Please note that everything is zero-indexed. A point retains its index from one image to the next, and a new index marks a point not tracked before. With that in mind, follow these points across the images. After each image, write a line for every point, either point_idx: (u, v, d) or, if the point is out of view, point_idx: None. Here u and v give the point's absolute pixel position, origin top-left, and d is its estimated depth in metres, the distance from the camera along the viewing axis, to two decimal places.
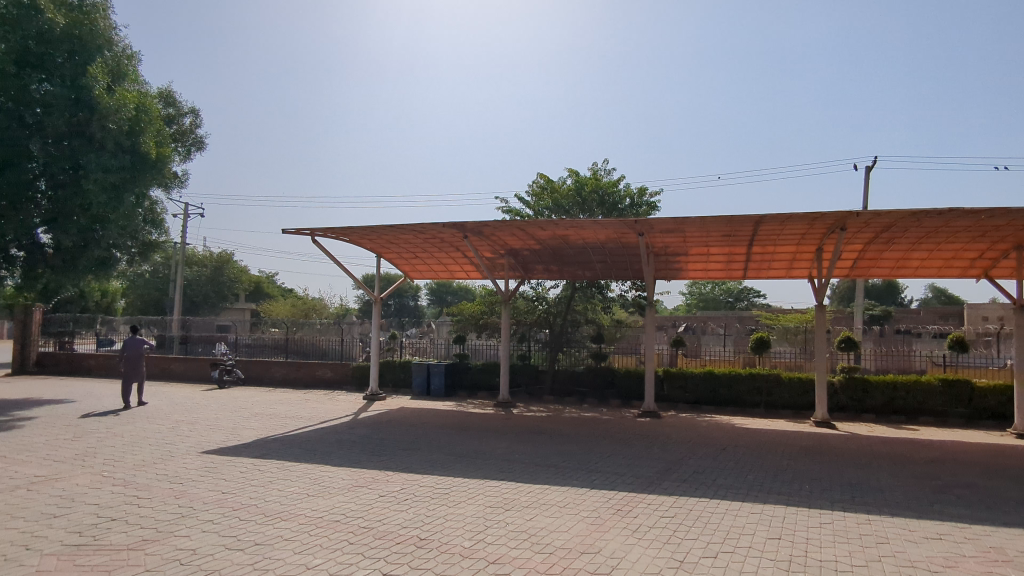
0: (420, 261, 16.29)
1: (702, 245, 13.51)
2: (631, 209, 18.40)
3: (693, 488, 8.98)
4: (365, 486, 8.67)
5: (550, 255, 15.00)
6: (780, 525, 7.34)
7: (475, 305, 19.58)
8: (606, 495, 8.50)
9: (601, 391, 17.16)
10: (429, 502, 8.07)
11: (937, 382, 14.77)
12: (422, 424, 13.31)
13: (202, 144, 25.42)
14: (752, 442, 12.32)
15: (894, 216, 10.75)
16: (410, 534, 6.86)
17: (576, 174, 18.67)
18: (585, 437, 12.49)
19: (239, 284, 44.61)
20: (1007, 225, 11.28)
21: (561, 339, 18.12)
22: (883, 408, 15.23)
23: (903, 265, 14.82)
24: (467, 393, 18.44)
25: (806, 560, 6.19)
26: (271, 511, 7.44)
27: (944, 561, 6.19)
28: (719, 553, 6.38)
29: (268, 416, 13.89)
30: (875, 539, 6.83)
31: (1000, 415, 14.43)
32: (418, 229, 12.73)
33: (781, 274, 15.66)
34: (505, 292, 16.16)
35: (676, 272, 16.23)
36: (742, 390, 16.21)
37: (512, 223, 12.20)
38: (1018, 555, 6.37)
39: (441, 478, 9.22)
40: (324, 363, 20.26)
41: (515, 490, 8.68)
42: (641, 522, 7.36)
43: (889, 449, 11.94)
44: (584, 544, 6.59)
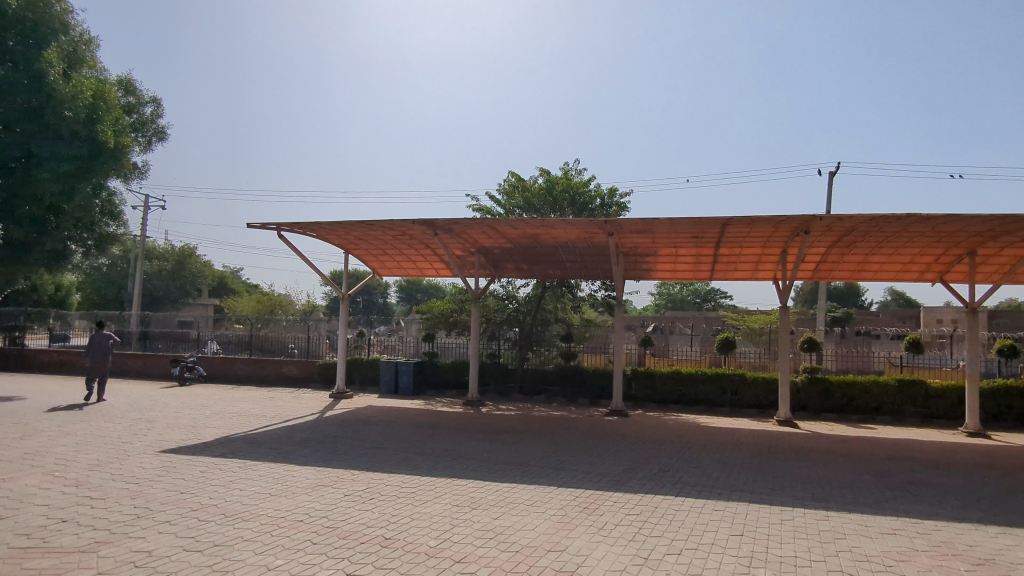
0: (389, 258, 16.14)
1: (670, 246, 13.67)
2: (601, 209, 18.53)
3: (658, 486, 9.08)
4: (330, 485, 8.54)
5: (521, 254, 15.02)
6: (743, 521, 7.48)
7: (445, 304, 19.67)
8: (572, 494, 8.53)
9: (570, 390, 17.23)
10: (396, 501, 8.00)
11: (894, 382, 15.21)
12: (390, 423, 13.17)
13: (164, 134, 24.72)
14: (716, 441, 12.51)
15: (856, 221, 11.05)
16: (375, 533, 6.78)
17: (548, 173, 18.73)
18: (553, 435, 12.52)
19: (203, 279, 43.52)
20: (961, 231, 11.69)
21: (531, 338, 18.10)
22: (844, 407, 15.64)
23: (864, 269, 15.25)
24: (435, 392, 18.32)
25: (766, 555, 6.32)
26: (232, 511, 7.27)
27: (898, 555, 6.38)
28: (683, 550, 6.46)
29: (230, 415, 13.57)
30: (833, 535, 7.00)
31: (952, 414, 14.95)
32: (388, 225, 12.60)
33: (747, 276, 15.96)
34: (476, 291, 16.13)
35: (646, 272, 16.41)
36: (708, 389, 16.45)
37: (483, 221, 12.19)
38: (968, 549, 6.59)
39: (408, 477, 9.14)
40: (290, 361, 19.91)
41: (482, 489, 8.65)
42: (607, 520, 7.41)
43: (848, 447, 12.25)
44: (550, 543, 6.61)
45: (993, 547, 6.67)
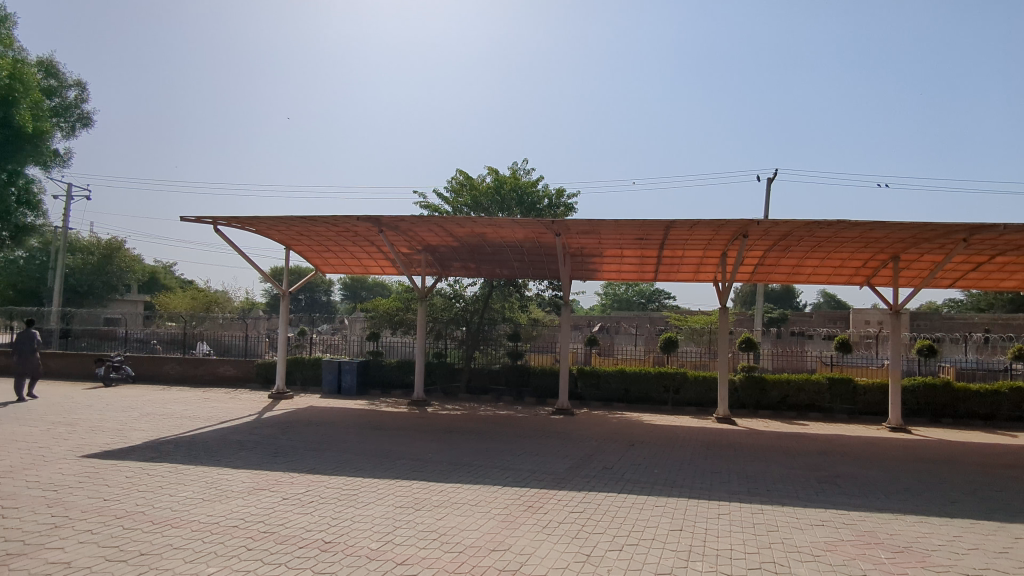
0: (332, 254, 15.78)
1: (615, 248, 13.90)
2: (549, 209, 18.64)
3: (601, 483, 9.22)
4: (267, 488, 8.25)
5: (468, 253, 14.98)
6: (682, 516, 7.66)
7: (390, 302, 19.12)
8: (517, 493, 8.55)
9: (517, 389, 17.32)
10: (337, 503, 7.82)
11: (825, 380, 15.90)
12: (332, 423, 12.89)
13: (89, 120, 23.42)
14: (658, 438, 12.80)
15: (790, 225, 11.49)
16: (314, 537, 6.59)
17: (496, 172, 18.69)
18: (499, 435, 12.53)
19: (131, 274, 41.34)
20: (886, 238, 12.33)
21: (478, 337, 18.01)
22: (779, 404, 16.30)
23: (798, 272, 15.89)
24: (380, 392, 18.03)
25: (704, 549, 6.47)
26: (161, 518, 6.92)
27: (826, 545, 6.67)
28: (624, 546, 6.54)
29: (161, 417, 12.94)
30: (767, 528, 7.25)
31: (877, 410, 15.80)
32: (331, 222, 12.31)
33: (688, 277, 16.38)
34: (421, 290, 15.80)
35: (592, 273, 16.61)
36: (652, 388, 16.81)
37: (429, 219, 12.04)
38: (888, 538, 6.95)
39: (350, 478, 8.95)
40: (227, 360, 19.19)
41: (426, 490, 8.55)
42: (552, 518, 7.46)
43: (782, 443, 12.76)
44: (494, 542, 6.59)
45: (912, 535, 7.06)
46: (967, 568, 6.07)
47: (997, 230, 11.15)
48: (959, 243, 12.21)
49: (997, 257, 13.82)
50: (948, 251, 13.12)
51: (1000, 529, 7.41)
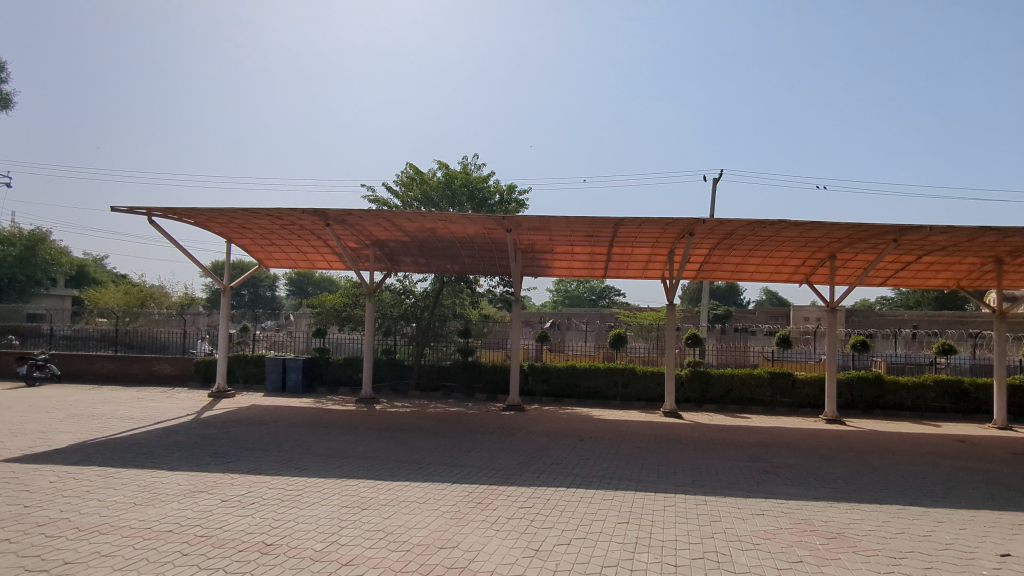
0: (276, 248, 15.29)
1: (565, 244, 13.99)
2: (500, 205, 18.64)
3: (550, 478, 9.26)
4: (205, 491, 7.92)
5: (418, 248, 14.78)
6: (629, 509, 7.77)
7: (338, 298, 18.43)
8: (466, 489, 8.49)
9: (467, 386, 17.23)
10: (279, 504, 7.59)
11: (766, 374, 16.49)
12: (276, 422, 12.53)
13: (9, 102, 21.99)
14: (606, 433, 12.98)
15: (734, 225, 11.83)
16: (254, 540, 6.36)
17: (446, 166, 18.53)
18: (448, 431, 12.45)
19: (57, 267, 39.10)
20: (823, 237, 12.82)
21: (428, 334, 17.81)
22: (722, 398, 16.79)
23: (742, 270, 16.38)
24: (327, 390, 17.61)
25: (650, 541, 6.59)
26: (88, 524, 6.55)
27: (765, 534, 6.89)
28: (572, 540, 6.59)
29: (90, 418, 12.27)
30: (710, 518, 7.44)
31: (813, 403, 16.49)
32: (275, 214, 11.92)
33: (637, 275, 16.66)
34: (370, 285, 15.55)
35: (542, 269, 16.68)
36: (601, 383, 17.03)
37: (378, 214, 11.83)
38: (824, 525, 7.24)
39: (294, 479, 8.71)
40: (163, 357, 18.38)
41: (373, 489, 8.38)
42: (500, 514, 7.44)
43: (726, 435, 13.13)
44: (441, 540, 6.52)
45: (845, 522, 7.37)
46: (894, 551, 6.37)
47: (924, 231, 11.76)
48: (891, 243, 12.82)
49: (924, 258, 14.60)
50: (880, 251, 13.76)
51: (925, 513, 7.82)
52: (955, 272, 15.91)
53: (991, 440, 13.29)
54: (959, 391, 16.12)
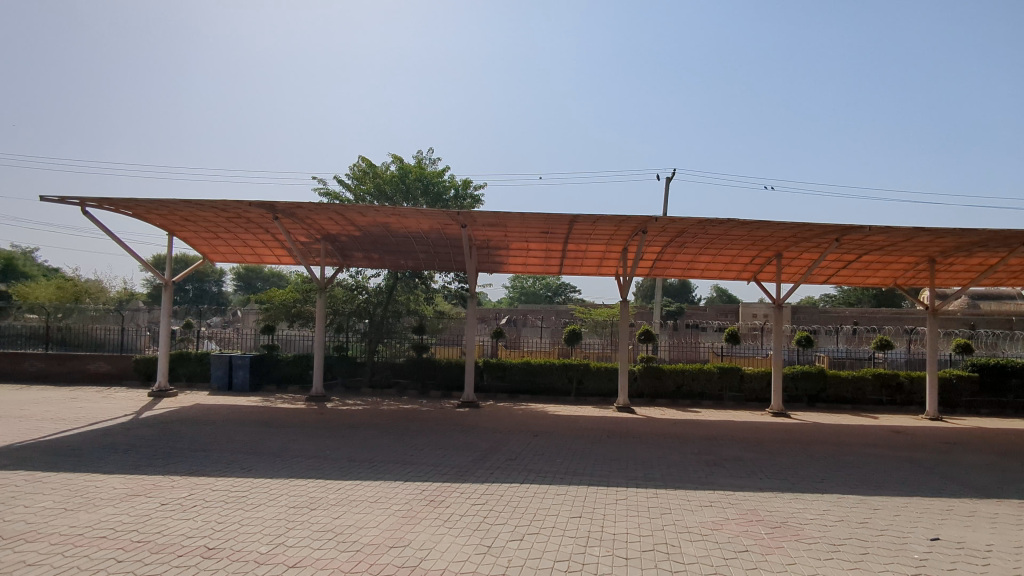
0: (221, 242, 14.77)
1: (520, 241, 13.98)
2: (455, 200, 18.51)
3: (504, 474, 9.26)
4: (143, 494, 7.58)
5: (371, 243, 14.53)
6: (581, 504, 7.83)
7: (286, 294, 17.78)
8: (418, 487, 8.39)
9: (421, 383, 17.06)
10: (224, 507, 7.33)
11: (716, 369, 16.91)
12: (221, 422, 12.11)
13: None
14: (560, 429, 13.06)
15: (685, 223, 12.04)
16: (195, 544, 6.12)
17: (401, 160, 18.28)
18: (402, 429, 12.29)
19: None
20: (769, 236, 13.21)
21: (382, 330, 17.54)
22: (674, 393, 17.13)
23: (693, 268, 16.74)
24: (275, 387, 17.13)
25: (601, 535, 6.65)
26: (13, 531, 6.18)
27: (713, 524, 7.06)
28: (525, 536, 6.59)
29: (18, 420, 11.60)
30: (660, 511, 7.57)
31: (760, 397, 17.02)
32: (220, 206, 11.50)
33: (591, 271, 16.82)
34: (321, 281, 15.22)
35: (497, 265, 16.65)
36: (556, 379, 17.15)
37: (329, 207, 11.54)
38: (768, 515, 7.46)
39: (239, 480, 8.43)
40: (98, 356, 17.54)
41: (323, 488, 8.20)
42: (453, 511, 7.39)
43: (676, 429, 13.40)
44: (392, 539, 6.43)
45: (788, 511, 7.62)
46: (834, 539, 6.62)
47: (864, 231, 12.25)
48: (833, 243, 13.31)
49: (864, 257, 15.22)
50: (823, 250, 14.28)
51: (862, 501, 8.16)
52: (892, 271, 16.66)
53: (924, 430, 13.98)
54: (895, 384, 16.90)
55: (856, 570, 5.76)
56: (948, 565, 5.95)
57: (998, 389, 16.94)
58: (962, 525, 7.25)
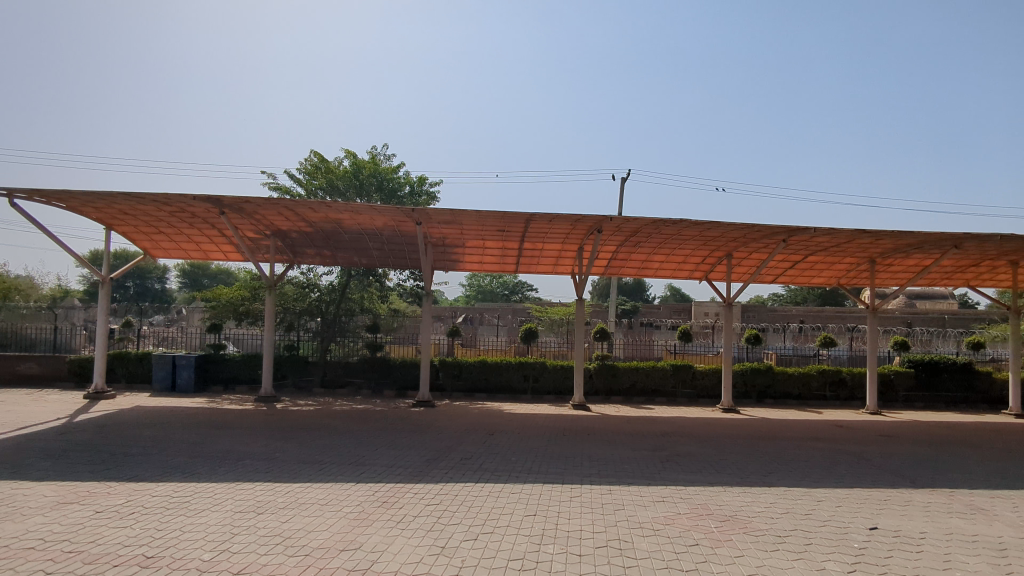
0: (164, 237, 14.19)
1: (476, 238, 13.90)
2: (410, 197, 18.34)
3: (458, 474, 9.20)
4: (76, 502, 7.19)
5: (323, 239, 14.19)
6: (536, 502, 7.83)
7: (234, 291, 17.22)
8: (371, 489, 8.23)
9: (375, 382, 16.78)
10: (165, 513, 7.02)
11: (669, 366, 17.23)
12: (163, 424, 11.65)
13: None
14: (516, 427, 13.06)
15: (639, 222, 12.20)
16: (133, 554, 5.84)
17: (354, 155, 17.94)
18: (354, 430, 12.06)
19: None
20: (721, 236, 13.53)
21: (334, 329, 17.21)
22: (628, 390, 17.38)
23: (647, 267, 17.02)
24: (222, 388, 16.56)
25: (556, 532, 6.65)
26: None
27: (665, 519, 7.17)
28: (479, 535, 6.54)
29: None
30: (614, 507, 7.64)
31: (711, 393, 17.43)
32: (164, 200, 11.04)
33: (547, 270, 16.90)
34: (271, 278, 14.80)
35: (453, 263, 16.56)
36: (512, 377, 17.16)
37: (279, 203, 11.23)
38: (718, 509, 7.63)
39: (182, 484, 8.11)
40: (28, 357, 16.62)
41: (271, 492, 7.96)
42: (406, 512, 7.28)
43: (630, 426, 13.58)
44: (343, 541, 6.28)
45: (736, 505, 7.81)
46: (780, 530, 6.81)
47: (810, 232, 12.67)
48: (781, 243, 13.70)
49: (809, 257, 15.74)
50: (771, 250, 14.70)
51: (807, 493, 8.43)
52: (836, 271, 17.28)
53: (864, 424, 14.57)
54: (838, 380, 17.57)
55: (800, 560, 5.93)
56: (886, 553, 6.19)
57: (932, 384, 17.82)
58: (899, 514, 7.57)
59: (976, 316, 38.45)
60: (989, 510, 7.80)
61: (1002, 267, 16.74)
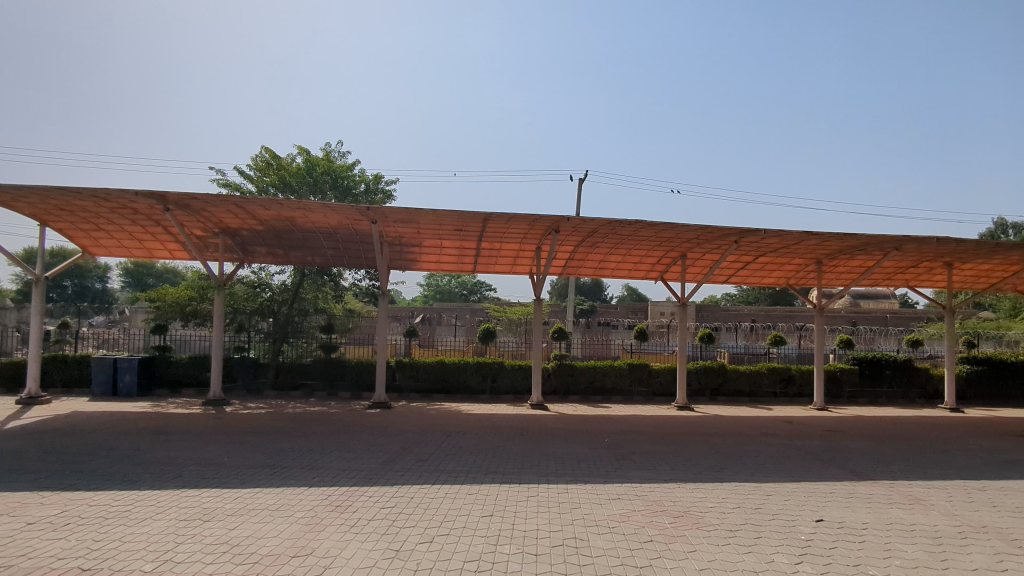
0: (105, 234, 13.59)
1: (433, 238, 13.78)
2: (365, 195, 18.15)
3: (414, 476, 9.10)
4: (4, 514, 6.78)
5: (275, 238, 13.84)
6: (493, 502, 7.79)
7: (181, 291, 16.62)
8: (323, 493, 8.06)
9: (329, 384, 16.44)
10: (103, 523, 6.70)
11: (625, 365, 17.47)
12: (104, 430, 11.13)
13: None
14: (473, 427, 12.99)
15: (595, 223, 12.32)
16: (67, 567, 5.55)
17: (306, 152, 17.56)
18: (307, 432, 11.79)
19: None
20: (675, 237, 13.78)
21: (287, 329, 16.81)
22: (586, 389, 17.52)
23: (603, 267, 17.22)
24: (168, 392, 15.97)
25: (513, 532, 6.64)
26: None
27: (620, 517, 7.23)
28: (435, 538, 6.47)
29: None
30: (570, 506, 7.67)
31: (666, 391, 17.74)
32: (103, 195, 10.55)
33: (505, 270, 16.89)
34: (220, 278, 14.35)
35: (410, 263, 16.39)
36: (471, 377, 17.09)
37: (228, 200, 10.91)
38: (672, 505, 7.75)
39: (123, 493, 7.75)
40: None
41: (219, 498, 7.69)
42: (360, 516, 7.14)
43: (588, 425, 13.68)
44: (295, 548, 6.11)
45: (690, 500, 7.95)
46: (731, 525, 6.96)
47: (760, 234, 13.02)
48: (733, 244, 14.03)
49: (760, 258, 16.19)
50: (724, 251, 15.06)
51: (757, 488, 8.65)
52: (785, 271, 17.82)
53: (812, 419, 15.08)
54: (787, 377, 18.13)
55: (751, 553, 6.07)
56: (831, 544, 6.40)
57: (875, 380, 18.59)
58: (843, 506, 7.85)
59: (916, 316, 40.32)
60: (926, 500, 8.15)
61: (940, 268, 17.53)
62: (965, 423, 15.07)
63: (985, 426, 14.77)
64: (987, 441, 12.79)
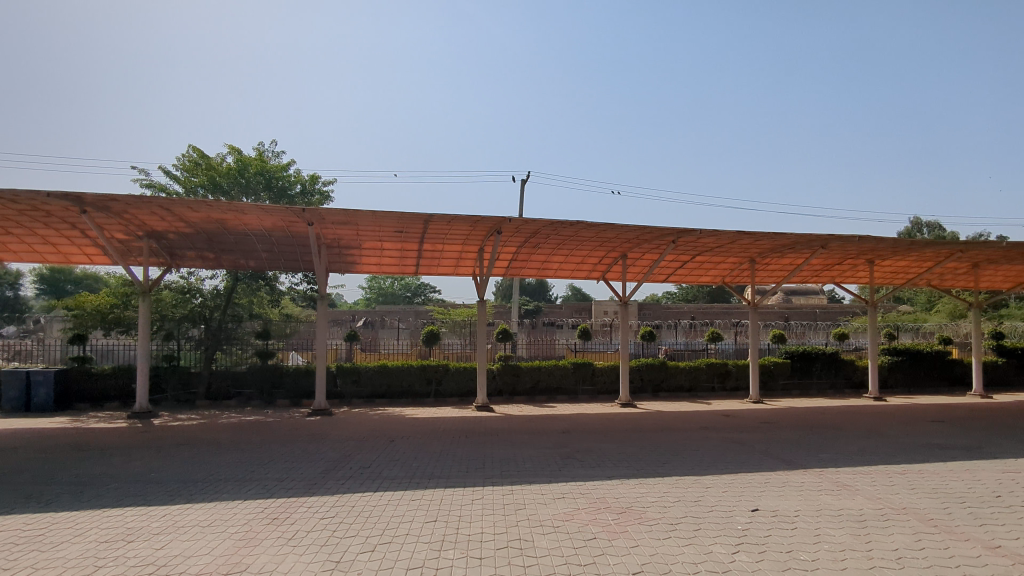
0: (14, 238, 12.66)
1: (373, 239, 13.52)
2: (301, 196, 17.63)
3: (356, 483, 8.87)
4: None
5: (205, 241, 13.28)
6: (437, 507, 7.68)
7: (101, 299, 15.77)
8: (259, 506, 7.75)
9: (266, 392, 15.90)
10: (13, 549, 6.22)
11: (570, 364, 17.66)
12: (17, 449, 10.37)
13: None
14: (418, 431, 12.81)
15: (537, 223, 12.37)
16: None
17: (237, 152, 16.88)
18: (242, 443, 11.34)
19: None
20: (616, 237, 13.99)
21: (220, 336, 16.18)
22: (531, 389, 17.60)
23: (546, 268, 17.34)
24: (88, 406, 15.02)
25: (457, 536, 6.56)
26: None
27: (564, 515, 7.27)
28: (377, 546, 6.33)
29: None
30: (515, 507, 7.66)
31: (610, 389, 18.04)
32: (10, 196, 9.81)
33: (449, 272, 16.77)
34: (146, 284, 13.64)
35: (351, 265, 16.06)
36: (414, 381, 16.85)
37: (151, 201, 10.34)
38: (615, 501, 7.84)
39: (36, 516, 7.22)
40: None
41: (145, 516, 7.28)
42: (298, 528, 6.90)
43: (533, 425, 13.73)
44: (227, 565, 5.85)
45: (632, 496, 8.07)
46: (672, 518, 7.11)
47: (697, 233, 13.40)
48: (671, 243, 14.35)
49: (697, 257, 16.71)
50: (662, 251, 15.42)
51: (696, 481, 8.88)
52: (721, 270, 18.45)
53: (748, 412, 15.63)
54: (724, 372, 18.76)
55: (690, 545, 6.22)
56: (765, 532, 6.63)
57: (805, 373, 19.49)
58: (777, 495, 8.15)
59: (842, 310, 42.50)
60: (852, 486, 8.57)
61: (862, 267, 18.77)
62: (888, 411, 15.97)
63: (904, 413, 15.69)
64: (905, 427, 13.59)
